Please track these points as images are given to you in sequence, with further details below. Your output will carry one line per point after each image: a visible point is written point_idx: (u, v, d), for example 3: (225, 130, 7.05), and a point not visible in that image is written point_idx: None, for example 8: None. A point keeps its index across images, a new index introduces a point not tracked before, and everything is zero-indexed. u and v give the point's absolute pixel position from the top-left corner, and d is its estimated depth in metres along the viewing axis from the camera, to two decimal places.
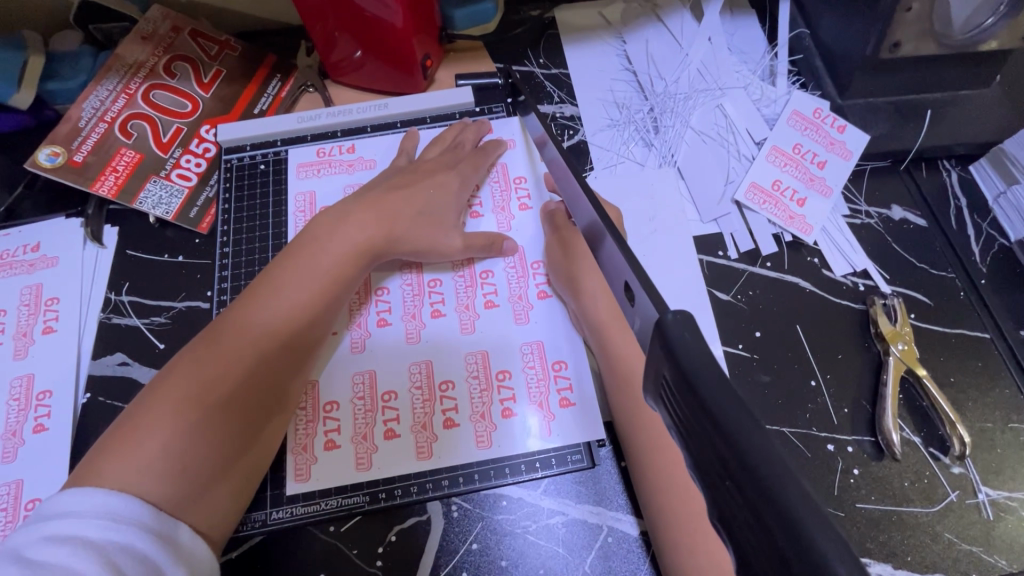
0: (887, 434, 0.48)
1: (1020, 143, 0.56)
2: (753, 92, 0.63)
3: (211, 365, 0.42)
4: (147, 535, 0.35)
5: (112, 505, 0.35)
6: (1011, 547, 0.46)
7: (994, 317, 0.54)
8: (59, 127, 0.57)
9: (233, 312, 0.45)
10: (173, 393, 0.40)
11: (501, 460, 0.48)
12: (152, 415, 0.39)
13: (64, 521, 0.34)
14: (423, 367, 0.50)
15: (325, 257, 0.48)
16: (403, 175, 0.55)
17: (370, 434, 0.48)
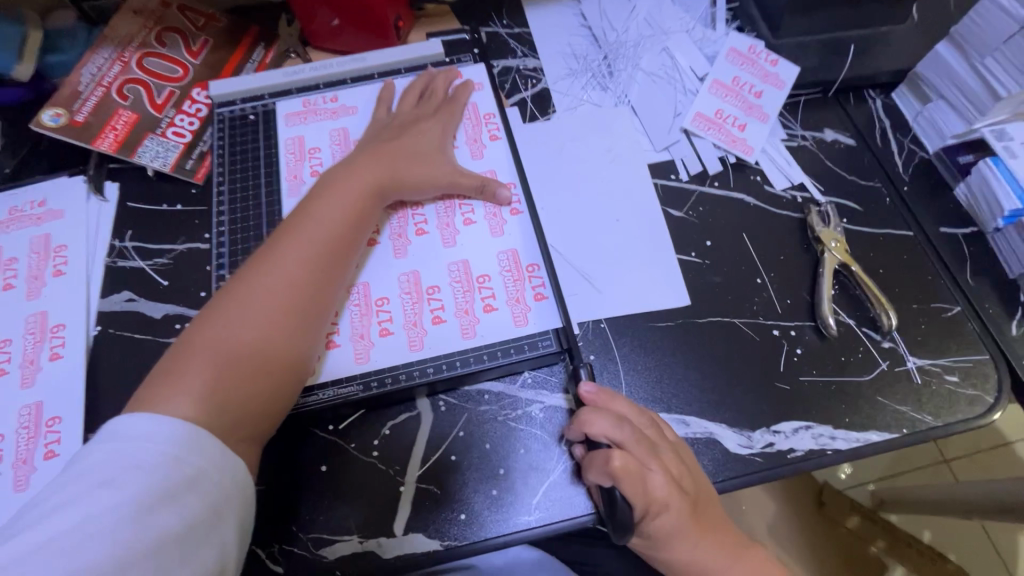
0: (824, 317, 0.54)
1: (929, 65, 0.63)
2: (694, 36, 0.70)
3: (245, 307, 0.46)
4: (204, 464, 0.39)
5: (166, 434, 0.39)
6: (938, 405, 0.52)
7: (917, 218, 0.61)
8: (61, 91, 0.62)
9: (260, 258, 0.49)
10: (216, 330, 0.45)
11: (486, 351, 0.52)
12: (200, 353, 0.44)
13: (132, 442, 0.38)
14: (412, 276, 0.56)
15: (341, 201, 0.52)
16: (392, 129, 0.60)
17: (366, 334, 0.53)
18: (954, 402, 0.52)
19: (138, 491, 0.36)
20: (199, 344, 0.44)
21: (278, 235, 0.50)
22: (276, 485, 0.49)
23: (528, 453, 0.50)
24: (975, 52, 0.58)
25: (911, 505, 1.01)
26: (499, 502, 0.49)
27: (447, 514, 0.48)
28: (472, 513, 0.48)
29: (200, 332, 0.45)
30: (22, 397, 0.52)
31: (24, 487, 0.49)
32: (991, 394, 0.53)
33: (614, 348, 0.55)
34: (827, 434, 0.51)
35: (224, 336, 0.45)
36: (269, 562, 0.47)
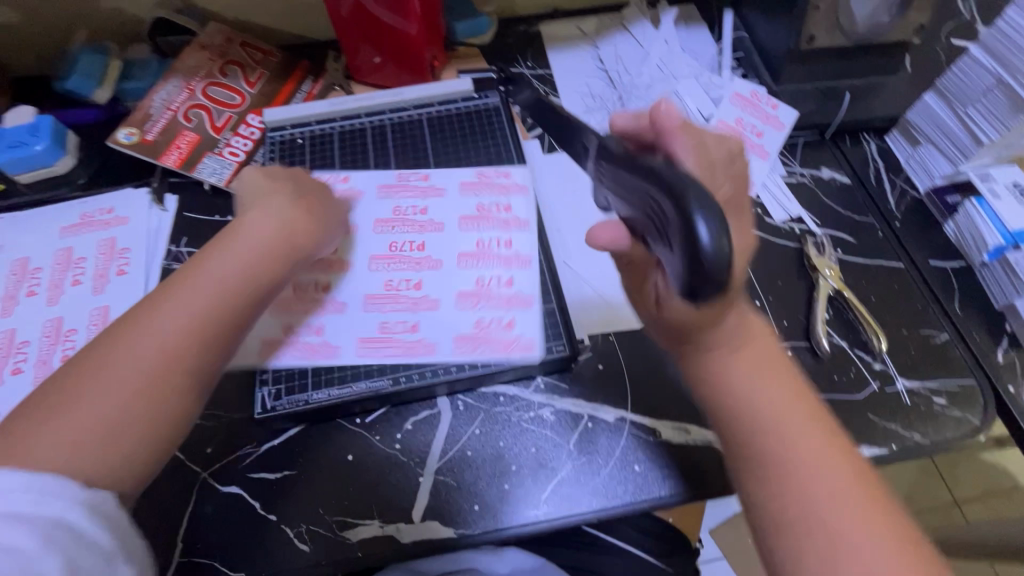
0: (818, 337, 0.58)
1: (918, 113, 0.68)
2: (702, 81, 0.76)
3: (137, 357, 0.43)
4: (83, 509, 0.37)
5: (43, 482, 0.37)
6: (926, 424, 0.55)
7: (908, 251, 0.65)
8: (135, 114, 0.71)
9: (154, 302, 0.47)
10: (101, 379, 0.42)
11: (497, 363, 0.56)
12: (81, 400, 0.41)
13: (1, 499, 0.35)
14: (421, 303, 0.59)
15: (239, 251, 0.51)
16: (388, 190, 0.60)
17: (381, 364, 0.56)
18: (942, 422, 0.55)
19: (39, 529, 0.35)
20: (94, 366, 0.42)
21: (181, 278, 0.48)
22: (306, 470, 0.54)
23: (538, 452, 0.54)
24: (958, 101, 0.63)
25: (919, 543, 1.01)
26: (510, 495, 0.52)
27: (462, 505, 0.52)
28: (485, 504, 0.52)
29: (93, 355, 0.43)
30: None
31: None
32: (977, 416, 0.56)
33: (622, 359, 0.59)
34: None
35: (108, 386, 0.42)
36: (296, 540, 0.51)
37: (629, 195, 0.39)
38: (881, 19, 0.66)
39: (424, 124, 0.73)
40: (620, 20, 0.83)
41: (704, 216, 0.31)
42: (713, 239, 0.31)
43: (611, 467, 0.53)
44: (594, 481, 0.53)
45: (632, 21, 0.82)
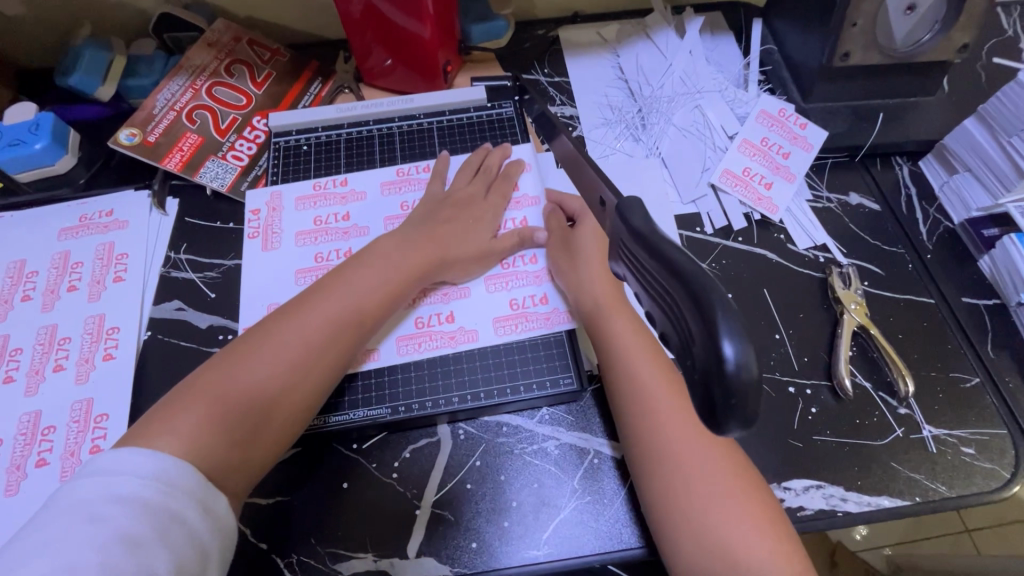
0: (841, 378, 0.55)
1: (957, 139, 0.64)
2: (727, 96, 0.73)
3: (269, 354, 0.48)
4: (193, 503, 0.40)
5: (164, 469, 0.40)
6: (952, 475, 0.52)
7: (939, 286, 0.62)
8: (138, 114, 0.68)
9: (300, 304, 0.52)
10: (238, 366, 0.48)
11: (534, 340, 0.57)
12: (222, 380, 0.47)
13: (126, 478, 0.39)
14: (451, 293, 0.59)
15: (380, 271, 0.55)
16: (449, 207, 0.61)
17: (422, 357, 0.56)
18: (970, 474, 0.52)
19: (127, 529, 0.37)
20: (232, 363, 0.48)
21: (319, 289, 0.53)
22: (299, 496, 0.52)
23: (540, 488, 0.52)
24: (999, 128, 0.59)
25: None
26: (509, 533, 0.50)
27: (459, 541, 0.50)
28: (483, 542, 0.50)
29: (235, 352, 0.49)
30: (75, 392, 0.56)
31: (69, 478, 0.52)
32: (1008, 470, 0.52)
33: None
34: (838, 495, 0.51)
35: (243, 374, 0.47)
36: (286, 571, 0.49)
37: (642, 279, 0.34)
38: (922, 38, 0.64)
39: (435, 133, 0.71)
40: (642, 27, 0.79)
41: (732, 336, 0.26)
42: (742, 366, 0.26)
43: (617, 508, 0.51)
44: (597, 523, 0.50)
45: (655, 29, 0.78)
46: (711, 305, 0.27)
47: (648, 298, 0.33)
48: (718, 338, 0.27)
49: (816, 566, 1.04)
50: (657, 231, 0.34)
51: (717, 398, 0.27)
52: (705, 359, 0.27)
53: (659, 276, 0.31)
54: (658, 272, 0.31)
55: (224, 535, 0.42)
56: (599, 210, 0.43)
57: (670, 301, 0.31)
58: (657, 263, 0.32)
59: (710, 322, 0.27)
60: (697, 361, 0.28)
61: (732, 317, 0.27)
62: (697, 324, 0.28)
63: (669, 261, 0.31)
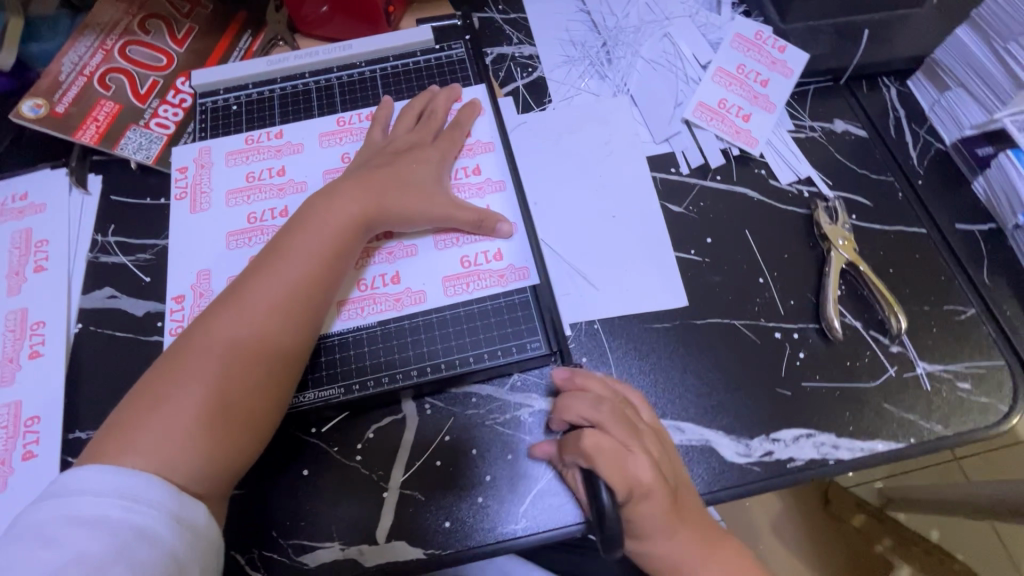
0: (829, 319, 0.52)
1: (948, 52, 0.59)
2: (698, 21, 0.66)
3: (225, 341, 0.44)
4: (163, 516, 0.38)
5: (130, 485, 0.38)
6: (948, 413, 0.49)
7: (931, 214, 0.58)
8: (41, 82, 0.61)
9: (247, 279, 0.47)
10: (194, 360, 0.44)
11: (487, 298, 0.53)
12: (181, 380, 0.43)
13: (87, 498, 0.37)
14: (397, 250, 0.54)
15: (326, 227, 0.49)
16: (386, 154, 0.55)
17: (366, 323, 0.52)
18: (966, 410, 0.50)
19: (86, 550, 0.35)
20: (184, 365, 0.44)
21: (265, 256, 0.48)
22: (257, 488, 0.48)
23: (515, 460, 0.48)
24: (998, 36, 0.54)
25: (921, 507, 0.98)
26: (484, 510, 0.47)
27: (431, 523, 0.47)
28: (457, 521, 0.47)
29: (185, 351, 0.44)
30: (1, 395, 0.51)
31: (2, 488, 0.48)
32: (1006, 403, 0.50)
33: (607, 352, 0.53)
34: (829, 442, 0.49)
35: (201, 370, 0.43)
36: (248, 568, 0.46)
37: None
38: None
39: (379, 83, 0.64)
40: None
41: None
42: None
43: None
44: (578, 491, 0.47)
45: None
46: None
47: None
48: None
49: None
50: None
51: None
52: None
53: None
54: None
55: (205, 545, 0.40)
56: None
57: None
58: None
59: None
60: None
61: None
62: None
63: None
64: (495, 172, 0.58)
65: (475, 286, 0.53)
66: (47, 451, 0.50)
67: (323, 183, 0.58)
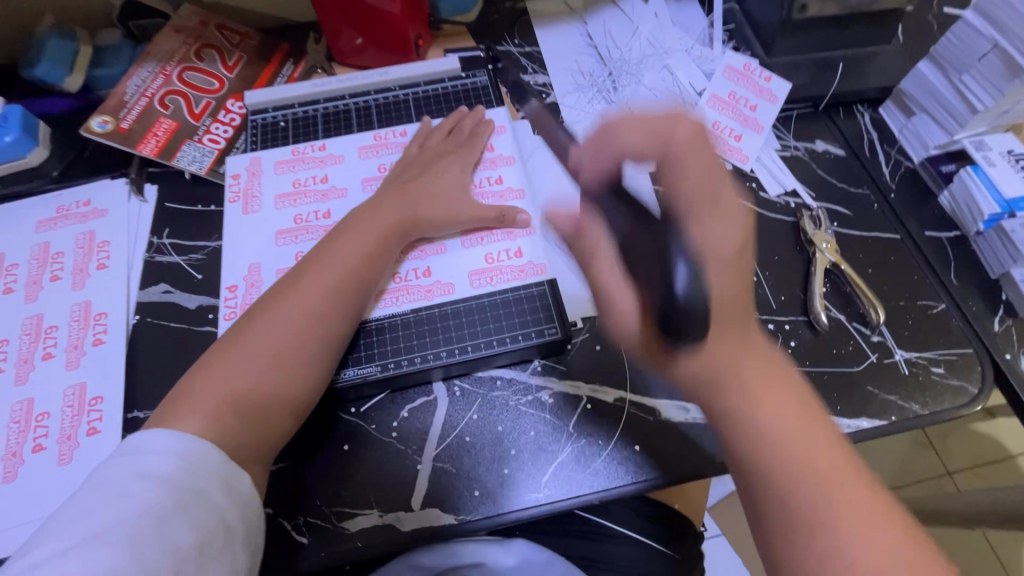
0: (816, 311, 0.58)
1: (912, 83, 0.67)
2: (694, 55, 0.75)
3: (274, 330, 0.50)
4: (213, 476, 0.43)
5: (182, 446, 0.43)
6: (924, 394, 0.55)
7: (903, 222, 0.65)
8: (108, 102, 0.68)
9: (295, 277, 0.54)
10: (245, 344, 0.50)
11: (510, 289, 0.58)
12: (233, 361, 0.49)
13: (146, 458, 0.42)
14: (429, 247, 0.60)
15: (368, 234, 0.56)
16: (416, 167, 0.63)
17: (401, 310, 0.57)
18: (940, 391, 0.55)
19: (149, 502, 0.39)
20: (236, 349, 0.49)
21: (314, 258, 0.55)
22: (302, 460, 0.53)
23: (537, 435, 0.53)
24: (952, 69, 0.63)
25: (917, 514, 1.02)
26: (509, 479, 0.52)
27: (461, 491, 0.51)
28: (485, 489, 0.51)
29: (240, 331, 0.51)
30: (66, 378, 0.56)
31: (68, 461, 0.52)
32: (975, 385, 0.56)
33: (619, 340, 0.58)
34: None
35: (253, 352, 0.49)
36: (294, 533, 0.50)
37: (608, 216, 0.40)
38: None
39: (410, 105, 0.71)
40: None
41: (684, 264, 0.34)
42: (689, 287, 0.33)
43: (610, 448, 0.53)
44: (594, 463, 0.52)
45: None
46: None
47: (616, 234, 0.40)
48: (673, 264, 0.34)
49: None
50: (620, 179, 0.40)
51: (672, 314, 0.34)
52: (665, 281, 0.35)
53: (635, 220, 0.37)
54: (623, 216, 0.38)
55: (246, 505, 0.44)
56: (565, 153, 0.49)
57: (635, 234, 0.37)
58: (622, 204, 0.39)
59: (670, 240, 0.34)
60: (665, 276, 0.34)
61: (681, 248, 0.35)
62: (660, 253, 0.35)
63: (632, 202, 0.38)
64: (517, 181, 0.65)
65: (499, 279, 0.58)
66: (109, 428, 0.54)
67: (362, 190, 0.65)
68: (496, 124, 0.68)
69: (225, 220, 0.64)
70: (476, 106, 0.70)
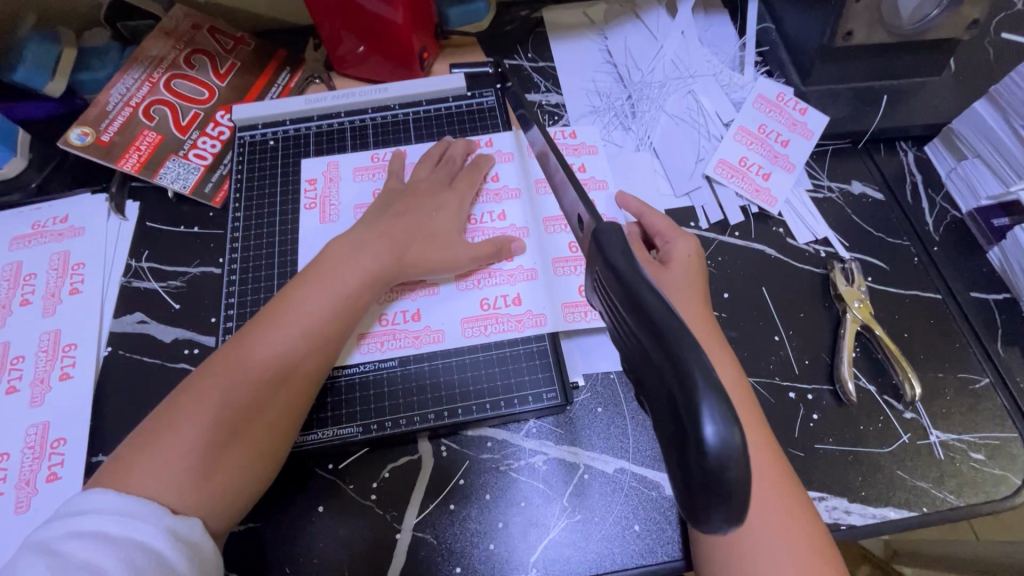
0: (843, 381, 0.52)
1: (965, 123, 0.60)
2: (722, 79, 0.69)
3: (237, 381, 0.45)
4: (161, 532, 0.37)
5: (134, 505, 0.38)
6: (961, 484, 0.50)
7: (946, 280, 0.59)
8: (89, 111, 0.63)
9: (262, 320, 0.48)
10: (196, 396, 0.44)
11: (507, 343, 0.54)
12: (187, 416, 0.43)
13: (90, 516, 0.37)
14: (421, 289, 0.56)
15: (349, 269, 0.51)
16: (406, 198, 0.57)
17: (386, 360, 0.53)
18: (979, 481, 0.50)
19: (90, 562, 0.34)
20: (190, 402, 0.44)
21: (282, 297, 0.50)
22: (272, 523, 0.49)
23: (528, 507, 0.49)
24: (1014, 112, 0.56)
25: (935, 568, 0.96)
26: (495, 557, 0.47)
27: (442, 566, 0.47)
28: (468, 566, 0.47)
29: (201, 381, 0.45)
30: (30, 416, 0.53)
31: (25, 510, 0.49)
32: (1019, 475, 0.50)
33: (623, 402, 0.53)
34: (841, 507, 0.49)
35: (206, 411, 0.43)
36: None
37: (617, 322, 0.29)
38: (929, 14, 0.59)
39: (411, 125, 0.66)
40: (631, 7, 0.74)
41: (714, 419, 0.23)
42: (723, 454, 0.22)
43: (607, 527, 0.48)
44: (589, 543, 0.48)
45: (645, 8, 0.73)
46: (692, 376, 0.24)
47: (631, 361, 0.28)
48: (698, 418, 0.23)
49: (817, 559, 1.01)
50: (637, 269, 0.28)
51: (695, 488, 0.24)
52: (682, 434, 0.24)
53: (637, 331, 0.27)
54: (633, 325, 0.27)
55: (204, 561, 0.39)
56: (574, 223, 0.38)
57: (648, 362, 0.26)
58: (632, 312, 0.27)
59: (689, 390, 0.23)
60: (672, 429, 0.25)
61: (715, 390, 0.23)
62: (674, 398, 0.24)
63: (643, 313, 0.26)
64: (503, 223, 0.59)
65: (594, 315, 0.54)
66: (72, 473, 0.51)
67: (352, 218, 0.60)
68: (587, 145, 0.65)
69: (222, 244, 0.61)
70: (480, 133, 0.65)
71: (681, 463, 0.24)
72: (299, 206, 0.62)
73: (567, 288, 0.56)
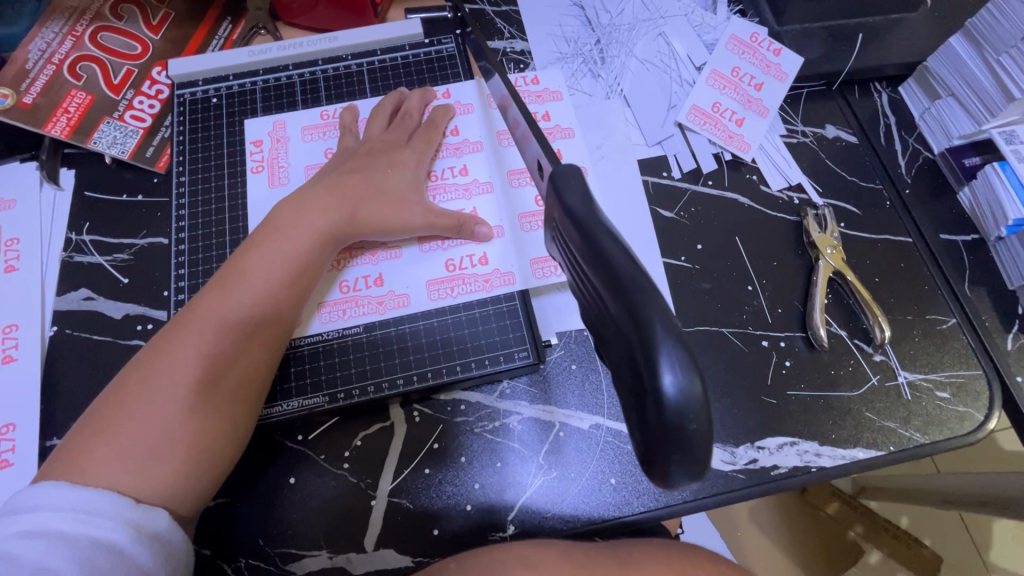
0: (815, 328, 0.52)
1: (940, 61, 0.59)
2: (694, 20, 0.65)
3: (186, 357, 0.42)
4: (121, 526, 0.36)
5: (87, 498, 0.36)
6: (927, 422, 0.51)
7: (916, 223, 0.58)
8: (6, 69, 0.57)
9: (209, 293, 0.45)
10: (145, 378, 0.41)
11: (475, 305, 0.52)
12: (137, 399, 0.40)
13: (41, 513, 0.35)
14: (382, 251, 0.53)
15: (299, 231, 0.48)
16: (360, 156, 0.54)
17: (350, 327, 0.51)
18: (944, 419, 0.51)
19: (43, 565, 0.33)
20: (140, 385, 0.41)
21: (232, 266, 0.47)
22: (243, 498, 0.47)
23: (504, 467, 0.48)
24: (990, 47, 0.54)
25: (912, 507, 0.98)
26: (473, 518, 0.47)
27: (420, 530, 0.47)
28: (446, 528, 0.47)
29: (148, 362, 0.42)
30: None
31: None
32: (982, 412, 0.51)
33: (597, 359, 0.52)
34: (812, 451, 0.50)
35: (154, 391, 0.41)
36: None
37: (575, 273, 0.28)
38: None
39: (366, 76, 0.62)
40: None
41: (673, 368, 0.22)
42: (682, 404, 0.22)
43: (583, 483, 0.48)
44: (565, 499, 0.48)
45: None
46: (652, 327, 0.22)
47: (590, 313, 0.27)
48: (656, 369, 0.22)
49: (800, 509, 1.01)
50: (596, 216, 0.26)
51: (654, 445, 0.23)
52: (641, 388, 0.23)
53: (594, 280, 0.25)
54: (592, 275, 0.25)
55: (170, 553, 0.37)
56: (536, 174, 0.35)
57: (606, 314, 0.25)
58: (590, 261, 0.25)
59: (650, 342, 0.22)
60: (628, 379, 0.24)
61: (675, 339, 0.22)
62: (631, 348, 0.23)
63: (602, 260, 0.25)
64: (469, 180, 0.56)
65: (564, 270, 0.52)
66: (24, 460, 0.48)
67: (304, 179, 0.57)
68: (552, 91, 0.61)
69: (170, 215, 0.57)
70: (439, 83, 0.61)
71: (641, 418, 0.23)
72: (246, 169, 0.58)
73: (536, 243, 0.54)
